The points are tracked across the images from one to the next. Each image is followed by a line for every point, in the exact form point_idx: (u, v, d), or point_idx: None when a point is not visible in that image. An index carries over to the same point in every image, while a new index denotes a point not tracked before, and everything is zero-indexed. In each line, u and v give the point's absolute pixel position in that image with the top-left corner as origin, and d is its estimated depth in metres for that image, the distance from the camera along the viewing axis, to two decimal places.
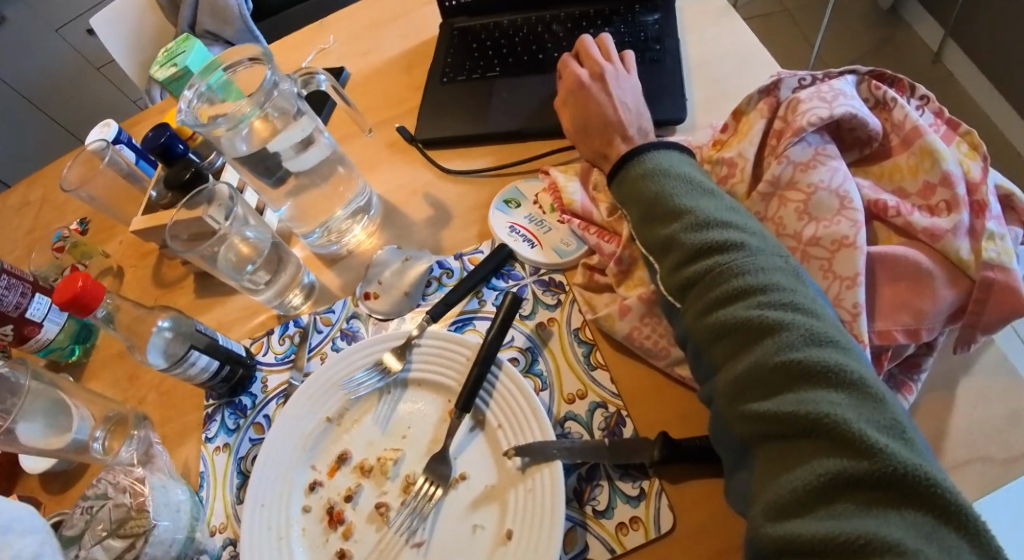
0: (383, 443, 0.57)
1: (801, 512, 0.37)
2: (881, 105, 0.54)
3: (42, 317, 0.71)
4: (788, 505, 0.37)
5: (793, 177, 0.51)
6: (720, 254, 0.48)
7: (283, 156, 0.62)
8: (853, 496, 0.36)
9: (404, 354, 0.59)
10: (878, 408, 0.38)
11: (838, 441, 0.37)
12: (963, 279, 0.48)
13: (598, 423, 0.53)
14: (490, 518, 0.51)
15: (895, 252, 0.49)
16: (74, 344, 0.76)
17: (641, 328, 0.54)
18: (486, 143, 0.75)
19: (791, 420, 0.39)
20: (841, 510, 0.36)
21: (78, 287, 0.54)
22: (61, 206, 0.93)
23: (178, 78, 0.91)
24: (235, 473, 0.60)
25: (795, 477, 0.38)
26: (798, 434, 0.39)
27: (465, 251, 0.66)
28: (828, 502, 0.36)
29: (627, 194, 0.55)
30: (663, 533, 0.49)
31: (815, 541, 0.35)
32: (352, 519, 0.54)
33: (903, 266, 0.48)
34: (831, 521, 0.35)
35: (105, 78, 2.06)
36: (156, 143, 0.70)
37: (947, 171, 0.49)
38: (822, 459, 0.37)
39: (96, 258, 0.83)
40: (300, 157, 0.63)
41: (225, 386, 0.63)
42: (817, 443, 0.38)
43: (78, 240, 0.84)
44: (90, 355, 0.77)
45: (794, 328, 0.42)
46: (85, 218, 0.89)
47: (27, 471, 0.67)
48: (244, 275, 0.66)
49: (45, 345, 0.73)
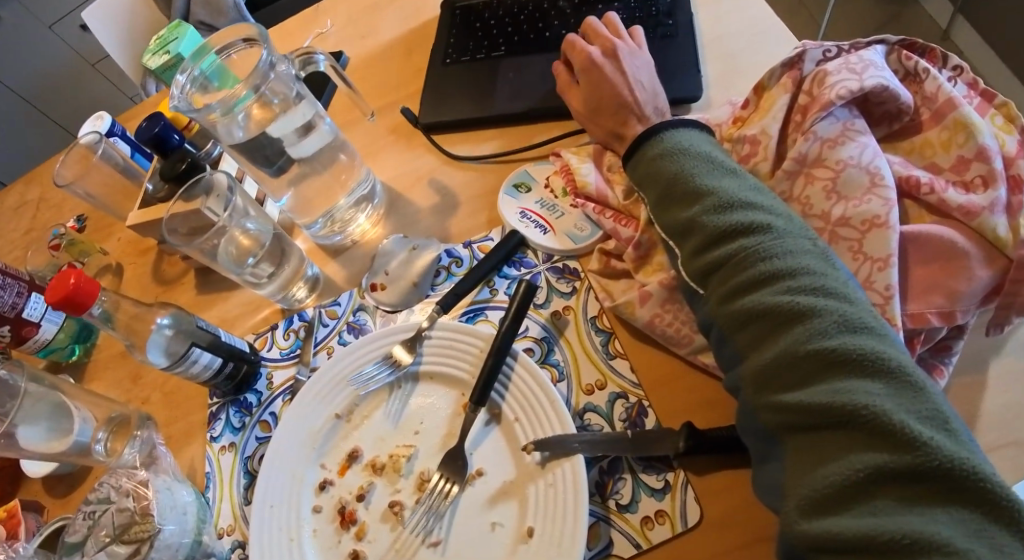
0: (395, 438, 0.55)
1: (838, 508, 0.35)
2: (911, 76, 0.52)
3: (40, 317, 0.68)
4: (824, 501, 0.35)
5: (820, 154, 0.49)
6: (745, 237, 0.45)
7: (285, 142, 0.59)
8: (895, 491, 0.33)
9: (415, 347, 0.57)
10: (918, 397, 0.35)
11: (878, 434, 0.34)
12: (999, 258, 0.45)
13: (619, 414, 0.51)
14: (509, 515, 0.50)
15: (927, 231, 0.46)
16: (74, 344, 0.73)
17: (663, 315, 0.52)
18: (492, 125, 0.72)
19: (824, 411, 0.37)
20: (881, 506, 0.33)
21: (71, 285, 0.51)
22: (58, 204, 0.90)
23: (172, 66, 0.88)
24: (242, 473, 0.58)
25: (830, 472, 0.36)
26: (833, 426, 0.36)
27: (475, 238, 0.64)
28: (867, 498, 0.34)
29: (645, 175, 0.53)
30: (689, 527, 0.47)
31: (855, 539, 0.33)
32: (365, 519, 0.52)
33: (936, 245, 0.46)
34: (871, 519, 0.33)
35: (104, 76, 2.02)
36: (149, 134, 0.67)
37: (983, 144, 0.46)
38: (860, 453, 0.35)
39: (94, 255, 0.79)
40: (301, 143, 0.61)
41: (230, 384, 0.61)
42: (854, 435, 0.36)
43: (74, 236, 0.80)
44: (90, 356, 0.74)
45: (826, 313, 0.40)
46: (82, 215, 0.87)
47: (29, 476, 0.65)
48: (245, 268, 0.63)
49: (45, 345, 0.71)
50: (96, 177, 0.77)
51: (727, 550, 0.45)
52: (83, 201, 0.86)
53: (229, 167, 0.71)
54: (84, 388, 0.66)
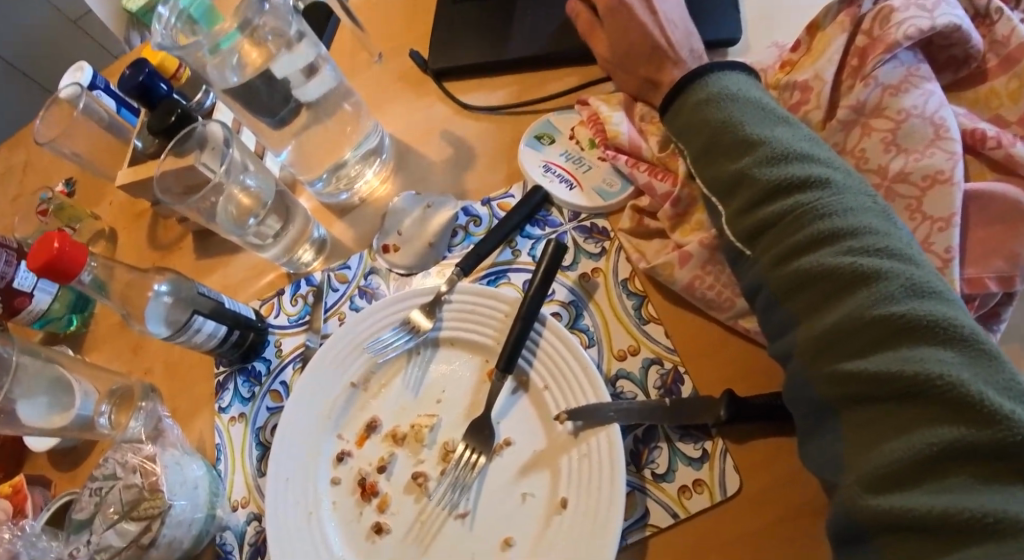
0: (416, 408, 0.53)
1: (908, 484, 0.33)
2: (981, 17, 0.48)
3: (32, 287, 0.64)
4: (892, 476, 0.33)
5: (881, 102, 0.46)
6: (800, 194, 0.42)
7: (292, 83, 0.54)
8: (971, 468, 0.31)
9: (434, 312, 0.54)
10: (997, 366, 0.32)
11: (953, 407, 0.32)
12: None
13: (654, 381, 0.49)
14: (540, 485, 0.48)
15: (992, 188, 0.44)
16: (71, 314, 0.69)
17: (703, 277, 0.49)
18: (507, 71, 0.67)
19: (892, 381, 0.34)
20: (955, 483, 0.31)
21: (55, 249, 0.46)
22: (45, 166, 0.84)
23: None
24: (254, 445, 0.55)
25: (900, 446, 0.33)
26: (902, 397, 0.34)
27: (494, 195, 0.60)
28: (940, 474, 0.32)
29: (688, 126, 0.50)
30: (729, 495, 0.45)
31: (928, 517, 0.31)
32: (387, 491, 0.50)
33: (1000, 206, 0.44)
34: (944, 495, 0.31)
35: (85, 31, 1.65)
36: (132, 83, 0.60)
37: None
38: (932, 427, 0.32)
39: (85, 220, 0.74)
40: (307, 86, 0.55)
41: (236, 352, 0.58)
42: (925, 407, 0.33)
43: (63, 201, 0.74)
44: (90, 326, 0.70)
45: (893, 277, 0.36)
46: (70, 177, 0.80)
47: (33, 450, 0.63)
48: (248, 229, 0.58)
49: (40, 316, 0.66)
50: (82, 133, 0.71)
51: (769, 519, 0.44)
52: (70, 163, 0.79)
53: (223, 117, 0.66)
54: (86, 361, 0.63)
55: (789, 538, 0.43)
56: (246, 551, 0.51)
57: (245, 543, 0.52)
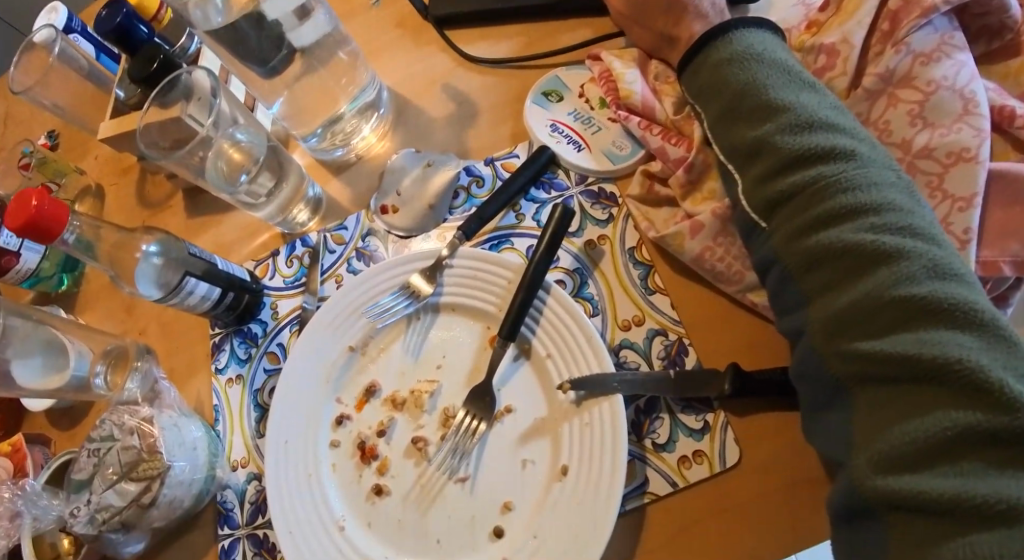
0: (416, 373, 0.52)
1: (919, 466, 0.33)
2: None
3: (19, 247, 0.61)
4: (903, 458, 0.33)
5: (910, 71, 0.47)
6: (824, 166, 0.40)
7: (284, 26, 0.51)
8: (984, 453, 0.31)
9: (434, 277, 0.53)
10: (1015, 352, 0.32)
11: (971, 391, 0.31)
12: None
13: (658, 352, 0.49)
14: (542, 453, 0.48)
15: (1015, 169, 0.46)
16: (62, 273, 0.68)
17: (713, 249, 0.48)
18: (514, 21, 0.64)
19: (909, 362, 0.34)
20: (968, 468, 0.31)
21: (33, 208, 0.44)
22: (23, 117, 0.79)
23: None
24: (252, 406, 0.56)
25: (913, 429, 0.33)
26: (918, 380, 0.34)
27: (497, 155, 0.58)
28: (953, 457, 0.32)
29: (707, 87, 0.48)
30: (728, 467, 0.46)
31: (940, 500, 0.31)
32: (387, 454, 0.50)
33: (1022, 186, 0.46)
34: (956, 479, 0.31)
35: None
36: (110, 25, 0.57)
37: None
38: (947, 411, 0.32)
39: (70, 175, 0.71)
40: (301, 29, 0.52)
41: (232, 314, 0.57)
42: (941, 391, 0.33)
43: (46, 154, 0.70)
44: (80, 285, 0.69)
45: (915, 257, 0.36)
46: (52, 129, 0.76)
47: (31, 410, 0.65)
48: (239, 187, 0.56)
49: (31, 275, 0.65)
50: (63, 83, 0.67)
51: (768, 490, 0.44)
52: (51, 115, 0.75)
53: (209, 65, 0.62)
54: (79, 323, 0.63)
55: (788, 507, 0.43)
56: (247, 509, 0.54)
57: (246, 501, 0.54)
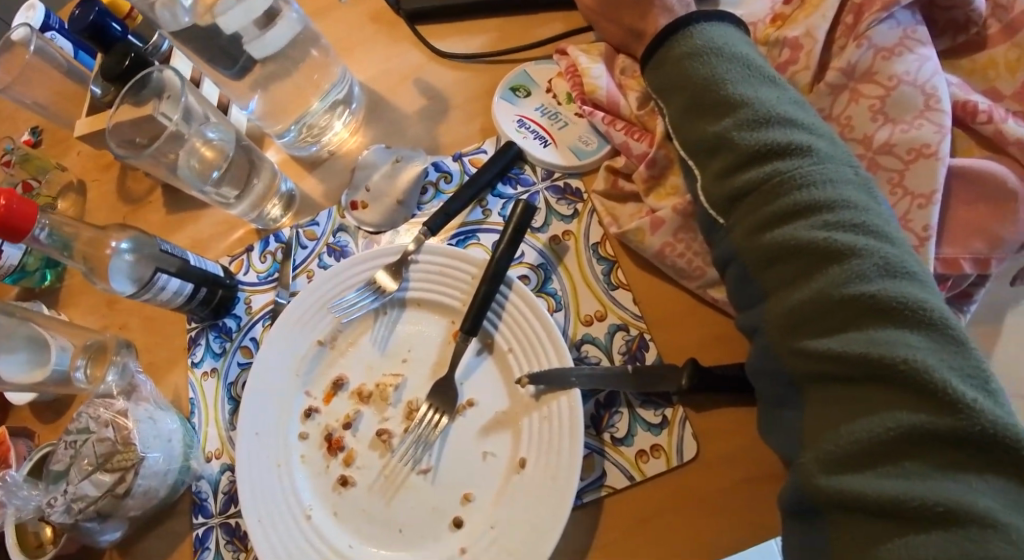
0: (382, 366, 0.53)
1: (862, 466, 0.32)
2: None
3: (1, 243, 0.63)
4: (848, 458, 0.32)
5: (872, 66, 0.48)
6: (782, 161, 0.40)
7: (243, 37, 0.51)
8: (927, 455, 0.30)
9: (400, 272, 0.53)
10: (962, 353, 0.31)
11: (917, 392, 0.31)
12: None
13: (618, 347, 0.49)
14: (502, 445, 0.48)
15: (979, 167, 0.46)
16: (45, 269, 0.69)
17: (674, 245, 0.49)
18: (486, 16, 0.64)
19: (856, 361, 0.33)
20: (911, 469, 0.30)
21: (3, 207, 0.45)
22: (7, 114, 0.81)
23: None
24: (226, 399, 0.58)
25: (858, 428, 0.32)
26: (866, 379, 0.33)
27: (466, 150, 0.58)
28: (896, 459, 0.31)
29: (670, 81, 0.47)
30: (685, 461, 0.46)
31: (882, 502, 0.30)
32: (353, 446, 0.51)
33: (985, 184, 0.46)
34: (898, 480, 0.30)
35: None
36: (83, 23, 0.58)
37: None
38: (893, 411, 0.31)
39: (52, 171, 0.72)
40: (264, 39, 0.52)
41: (206, 309, 0.58)
42: (888, 390, 0.32)
43: (28, 151, 0.72)
44: (64, 281, 0.70)
45: (867, 254, 0.35)
46: (35, 126, 0.78)
47: (15, 404, 0.66)
48: (208, 185, 0.57)
49: (14, 271, 0.66)
50: (43, 81, 0.68)
51: (722, 484, 0.45)
52: (33, 112, 0.76)
53: (181, 65, 0.63)
54: (62, 318, 0.64)
55: (748, 502, 0.44)
56: (221, 499, 0.55)
57: (219, 491, 0.55)
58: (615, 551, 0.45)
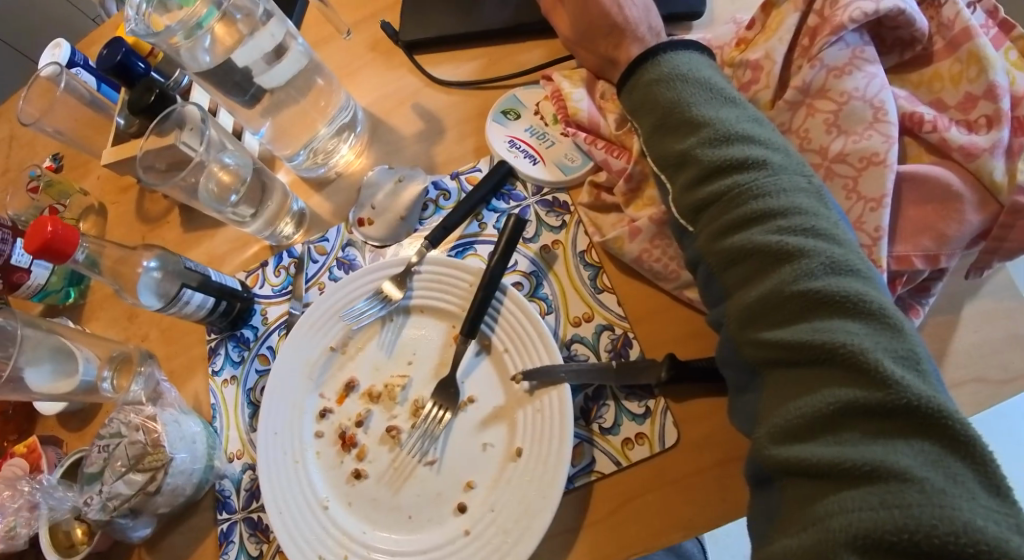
0: (389, 368, 0.58)
1: (807, 437, 0.37)
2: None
3: (29, 263, 0.69)
4: (797, 431, 0.37)
5: (825, 84, 0.53)
6: (741, 174, 0.45)
7: (254, 71, 0.57)
8: (862, 425, 0.35)
9: (404, 282, 0.58)
10: (896, 337, 0.36)
11: (854, 372, 0.36)
12: (992, 203, 0.50)
13: (605, 345, 0.54)
14: (500, 437, 0.53)
15: (928, 173, 0.51)
16: (69, 286, 0.74)
17: (651, 250, 0.54)
18: (477, 44, 0.70)
19: (804, 347, 0.38)
20: (847, 437, 0.35)
21: (48, 233, 0.50)
22: (29, 141, 0.86)
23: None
24: (245, 404, 0.62)
25: (805, 404, 0.37)
26: (813, 362, 0.38)
27: (462, 169, 0.64)
28: (836, 429, 0.36)
29: (641, 104, 0.53)
30: (667, 447, 0.51)
31: (822, 464, 0.35)
32: (364, 442, 0.56)
33: (933, 187, 0.51)
34: (836, 446, 0.35)
35: None
36: (111, 63, 0.63)
37: (992, 82, 0.50)
38: (834, 388, 0.36)
39: (74, 196, 0.77)
40: (273, 71, 0.58)
41: (225, 320, 0.63)
42: (831, 372, 0.37)
43: (53, 177, 0.77)
44: (86, 297, 0.75)
45: (815, 255, 0.40)
46: (56, 152, 0.83)
47: (43, 413, 0.71)
48: (226, 207, 0.62)
49: (40, 290, 0.71)
50: (70, 112, 0.73)
51: (699, 466, 0.50)
52: (53, 139, 0.81)
53: (200, 97, 0.69)
54: (86, 332, 0.70)
55: (721, 481, 0.49)
56: (243, 495, 0.59)
57: (241, 489, 0.60)
58: (604, 527, 0.50)
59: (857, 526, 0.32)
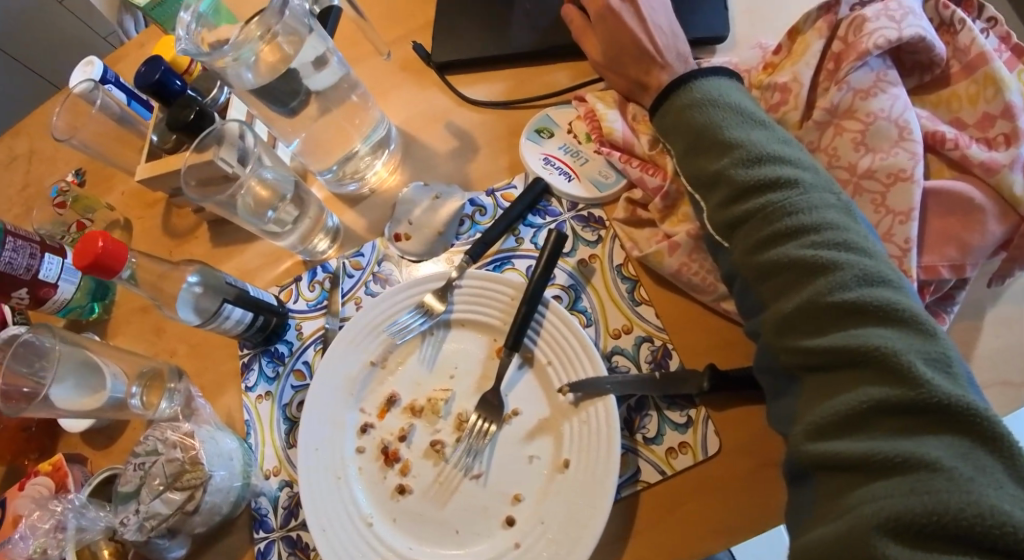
0: (431, 382, 0.58)
1: (841, 434, 0.39)
2: (946, 25, 0.58)
3: (57, 277, 0.67)
4: (832, 429, 0.39)
5: (852, 105, 0.56)
6: (773, 191, 0.47)
7: (302, 74, 0.57)
8: (895, 423, 0.37)
9: (445, 296, 0.59)
10: (928, 341, 0.38)
11: (887, 373, 0.37)
12: (1013, 215, 0.53)
13: (645, 356, 0.56)
14: (545, 449, 0.54)
15: (952, 188, 0.53)
16: (93, 301, 0.74)
17: (689, 264, 0.55)
18: (507, 65, 0.72)
19: (838, 352, 0.40)
20: (880, 434, 0.37)
21: (98, 248, 0.50)
22: (51, 156, 0.86)
23: (162, 3, 0.77)
24: (281, 420, 0.62)
25: (839, 403, 0.39)
26: (847, 366, 0.39)
27: (497, 186, 0.65)
28: (869, 426, 0.38)
29: (674, 127, 0.55)
30: (709, 456, 0.52)
31: (855, 457, 0.37)
32: (408, 457, 0.56)
33: (957, 200, 0.53)
34: (869, 442, 0.37)
35: (70, 13, 1.60)
36: (149, 80, 0.63)
37: (1009, 102, 0.53)
38: (867, 388, 0.38)
39: (99, 211, 0.77)
40: (317, 75, 0.58)
41: (260, 335, 0.63)
42: (865, 374, 0.38)
43: (79, 192, 0.78)
44: (111, 312, 0.75)
45: (848, 267, 0.42)
46: (79, 167, 0.83)
47: (66, 430, 0.70)
48: (266, 220, 0.62)
49: (64, 305, 0.70)
50: (98, 127, 0.73)
51: (742, 473, 0.51)
52: (77, 153, 0.81)
53: (237, 112, 0.69)
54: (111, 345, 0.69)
55: (764, 488, 0.50)
56: (281, 513, 0.59)
57: (279, 507, 0.60)
58: (651, 536, 0.51)
59: (886, 511, 0.33)
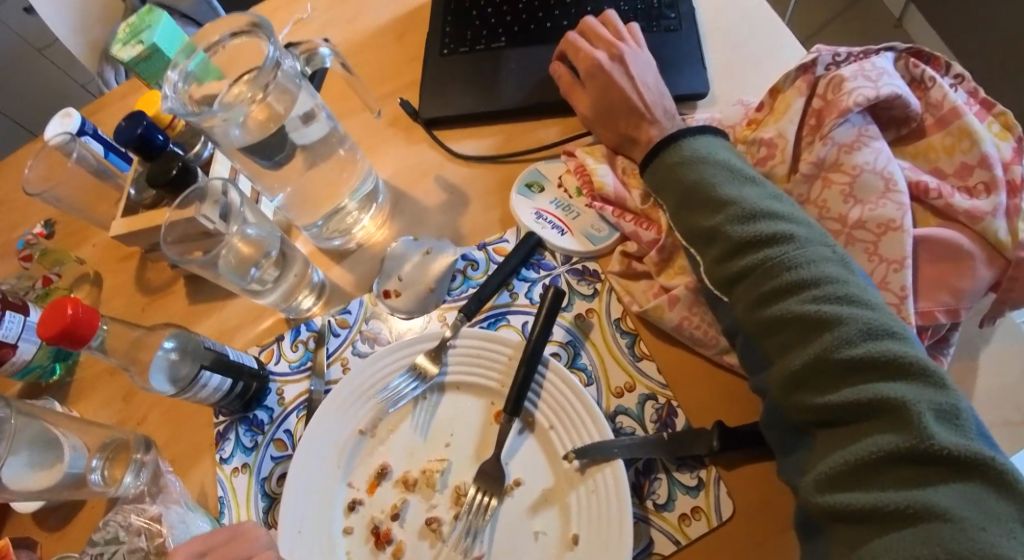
0: (426, 452, 0.55)
1: (851, 485, 0.37)
2: (917, 82, 0.61)
3: (16, 338, 0.62)
4: (840, 479, 0.38)
5: (838, 159, 0.57)
6: (770, 246, 0.47)
7: (289, 128, 0.54)
8: (905, 472, 0.35)
9: (439, 357, 0.56)
10: (938, 393, 0.36)
11: (895, 424, 0.36)
12: (998, 259, 0.54)
13: (650, 416, 0.53)
14: (552, 523, 0.50)
15: (940, 235, 0.54)
16: (56, 362, 0.68)
17: (690, 318, 0.54)
18: (495, 121, 0.71)
19: (846, 405, 0.39)
20: (889, 483, 0.36)
21: (68, 317, 0.46)
22: (19, 204, 0.81)
23: (147, 59, 0.73)
24: (260, 496, 0.56)
25: (847, 452, 0.38)
26: (856, 418, 0.39)
27: (489, 240, 0.64)
28: (878, 477, 0.36)
29: (665, 183, 0.55)
30: (724, 520, 0.49)
31: (865, 509, 0.35)
32: (401, 538, 0.51)
33: (945, 246, 0.54)
34: (879, 491, 0.36)
35: (50, 62, 1.66)
36: (130, 135, 0.61)
37: (984, 152, 0.55)
38: (875, 437, 0.37)
39: (68, 264, 0.73)
40: (304, 130, 0.56)
41: (238, 402, 0.59)
42: (873, 425, 0.38)
43: (47, 246, 0.73)
44: (74, 373, 0.70)
45: (852, 321, 0.40)
46: (48, 219, 0.78)
47: (17, 509, 0.63)
48: (248, 279, 0.59)
49: (24, 366, 0.65)
50: (69, 180, 0.70)
51: (760, 537, 0.48)
52: (48, 205, 0.77)
53: (220, 166, 0.66)
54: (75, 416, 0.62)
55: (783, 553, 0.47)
56: None
57: None
58: None
59: None
